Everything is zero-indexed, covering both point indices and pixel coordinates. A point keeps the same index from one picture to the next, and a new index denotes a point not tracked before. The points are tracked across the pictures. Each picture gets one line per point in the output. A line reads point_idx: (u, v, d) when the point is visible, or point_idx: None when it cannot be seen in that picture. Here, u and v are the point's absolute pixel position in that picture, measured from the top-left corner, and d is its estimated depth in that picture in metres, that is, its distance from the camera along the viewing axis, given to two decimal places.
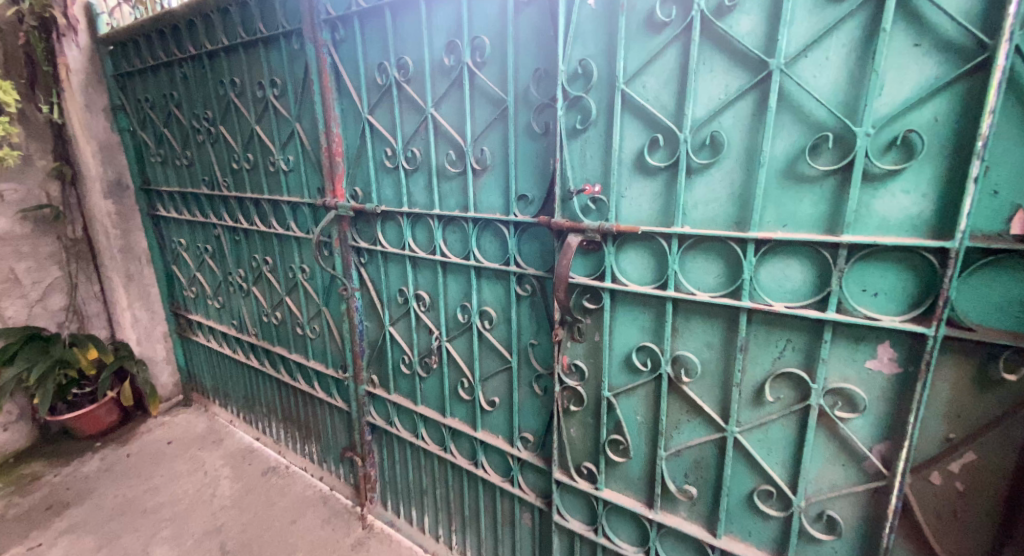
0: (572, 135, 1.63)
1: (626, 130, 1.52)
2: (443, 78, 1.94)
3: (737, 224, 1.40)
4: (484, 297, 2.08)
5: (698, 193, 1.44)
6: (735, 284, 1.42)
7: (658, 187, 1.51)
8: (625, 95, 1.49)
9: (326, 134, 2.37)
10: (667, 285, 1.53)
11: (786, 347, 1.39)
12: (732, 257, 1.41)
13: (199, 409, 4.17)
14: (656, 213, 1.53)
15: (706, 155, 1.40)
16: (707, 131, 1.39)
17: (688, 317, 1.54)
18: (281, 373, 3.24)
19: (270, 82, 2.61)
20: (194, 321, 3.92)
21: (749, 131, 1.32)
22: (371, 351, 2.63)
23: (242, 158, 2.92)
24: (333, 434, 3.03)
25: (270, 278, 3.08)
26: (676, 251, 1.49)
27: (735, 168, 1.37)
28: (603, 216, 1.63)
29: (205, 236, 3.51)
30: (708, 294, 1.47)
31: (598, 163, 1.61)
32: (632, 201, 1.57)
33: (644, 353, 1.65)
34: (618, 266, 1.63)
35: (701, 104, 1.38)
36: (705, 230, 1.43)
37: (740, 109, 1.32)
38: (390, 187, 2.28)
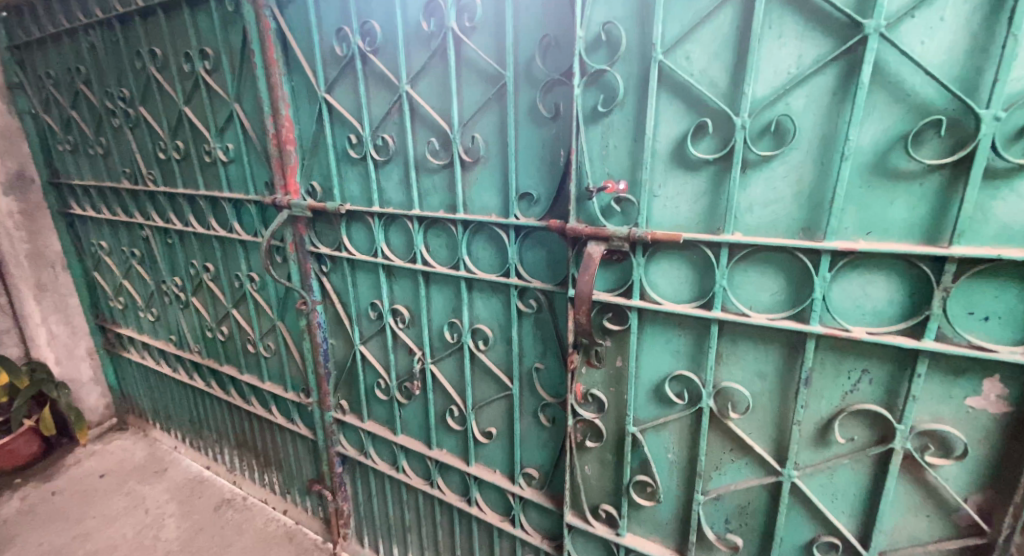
0: (591, 119, 1.33)
1: (663, 113, 1.23)
2: (419, 48, 1.58)
3: (804, 231, 1.13)
4: (476, 312, 1.75)
5: (755, 193, 1.17)
6: (801, 304, 1.16)
7: (702, 185, 1.23)
8: (663, 69, 1.19)
9: (274, 117, 1.95)
10: (712, 304, 1.26)
11: (862, 380, 1.14)
12: (797, 271, 1.15)
13: (138, 434, 3.67)
14: (698, 217, 1.26)
15: (769, 145, 1.13)
16: (770, 115, 1.11)
17: (736, 341, 1.27)
18: (231, 396, 2.82)
19: (200, 53, 2.15)
20: (125, 335, 3.40)
21: (828, 115, 1.05)
22: (338, 373, 2.26)
23: (171, 147, 2.45)
24: (297, 464, 2.65)
25: (213, 287, 2.64)
26: (725, 264, 1.21)
27: (806, 161, 1.10)
28: (630, 220, 1.34)
29: (130, 238, 3.00)
30: (765, 315, 1.21)
31: (624, 155, 1.32)
32: (668, 201, 1.29)
33: (678, 384, 1.38)
34: (647, 280, 1.35)
35: (764, 81, 1.10)
36: (763, 238, 1.16)
37: (817, 86, 1.05)
38: (356, 181, 1.90)
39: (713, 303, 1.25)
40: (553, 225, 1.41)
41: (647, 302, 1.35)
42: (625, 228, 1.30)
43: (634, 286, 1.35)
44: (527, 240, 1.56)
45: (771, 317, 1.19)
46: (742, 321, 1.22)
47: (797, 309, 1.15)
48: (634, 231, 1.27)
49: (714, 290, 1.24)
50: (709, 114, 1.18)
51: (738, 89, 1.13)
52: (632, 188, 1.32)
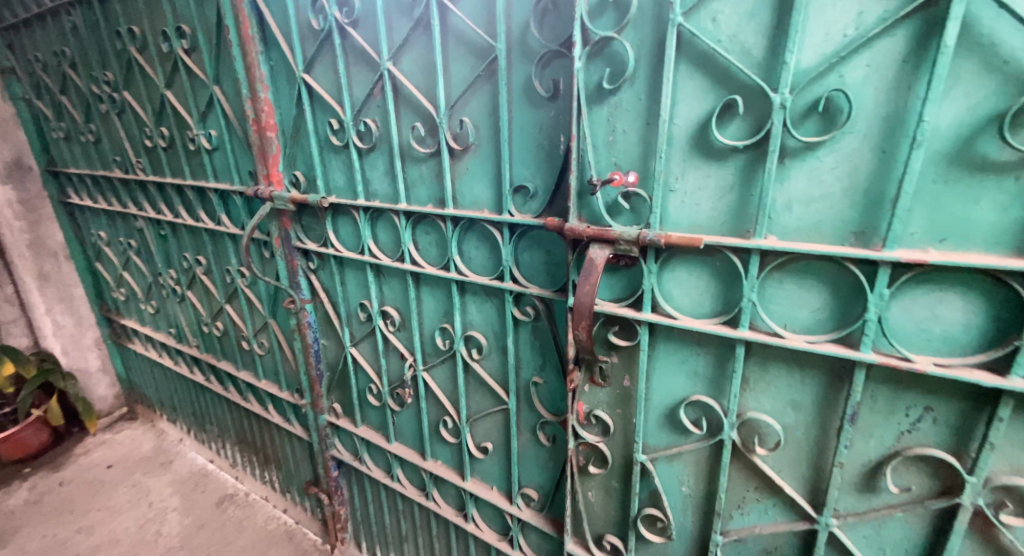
0: (596, 99, 1.12)
1: (682, 90, 1.02)
2: (401, 18, 1.38)
3: (856, 236, 0.91)
4: (469, 317, 1.58)
5: (795, 188, 0.95)
6: (849, 326, 0.95)
7: (729, 177, 1.02)
8: (683, 36, 0.98)
9: (253, 100, 1.78)
10: (738, 321, 1.05)
11: (924, 419, 0.93)
12: (843, 286, 0.94)
13: (146, 424, 3.64)
14: (724, 216, 1.04)
15: (814, 128, 0.91)
16: (817, 91, 0.89)
17: (766, 365, 1.06)
18: (229, 392, 2.74)
19: (177, 31, 1.99)
20: (128, 326, 3.35)
21: (894, 90, 0.83)
22: (330, 374, 2.12)
23: (156, 134, 2.32)
24: (295, 464, 2.55)
25: (206, 281, 2.52)
26: (755, 274, 1.00)
27: (862, 149, 0.88)
28: (640, 219, 1.14)
29: (127, 229, 2.91)
30: (804, 337, 0.99)
31: (634, 141, 1.10)
32: (686, 197, 1.07)
33: (695, 410, 1.18)
34: (661, 290, 1.15)
35: (810, 47, 0.88)
36: (805, 245, 0.95)
37: (881, 53, 0.83)
38: (340, 171, 1.73)
39: (739, 321, 1.05)
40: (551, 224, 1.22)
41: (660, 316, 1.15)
42: (635, 230, 1.10)
43: (645, 297, 1.15)
44: (523, 239, 1.37)
45: (811, 340, 0.98)
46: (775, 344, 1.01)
47: (843, 332, 0.94)
48: (645, 233, 1.07)
49: (741, 305, 1.03)
50: (739, 91, 0.96)
51: (777, 58, 0.91)
52: (643, 181, 1.11)
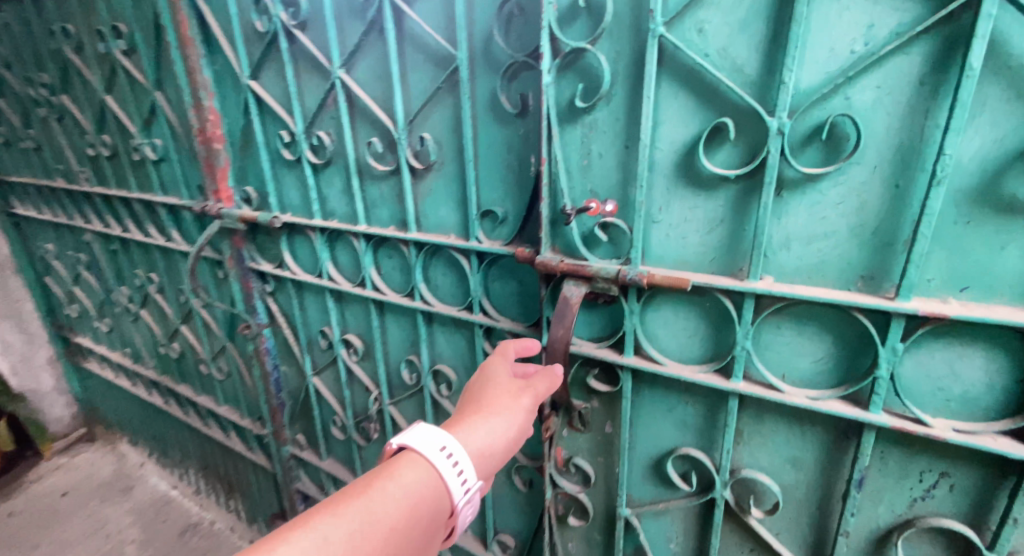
0: (568, 117, 0.99)
1: (665, 110, 0.89)
2: (354, 21, 1.23)
3: (864, 280, 0.79)
4: (437, 349, 1.44)
5: (794, 224, 0.83)
6: (856, 381, 0.83)
7: (719, 209, 0.89)
8: (665, 49, 0.85)
9: (196, 108, 1.61)
10: (731, 371, 0.93)
11: (940, 486, 0.82)
12: (850, 335, 0.83)
13: (106, 446, 3.44)
14: (713, 252, 0.92)
15: (816, 157, 0.79)
16: (819, 115, 0.77)
17: (762, 417, 0.95)
18: (190, 417, 2.56)
19: (114, 32, 1.81)
20: (83, 345, 3.15)
21: (909, 115, 0.71)
22: (293, 403, 1.97)
23: (98, 142, 2.13)
24: (260, 494, 2.39)
25: (159, 301, 2.34)
26: (749, 320, 0.88)
27: (872, 182, 0.76)
28: (620, 251, 1.01)
29: (75, 242, 2.70)
30: (805, 391, 0.88)
31: (613, 165, 0.97)
32: (671, 230, 0.95)
33: (683, 462, 1.07)
34: (644, 331, 1.02)
35: (812, 64, 0.75)
36: (805, 289, 0.83)
37: (894, 72, 0.70)
38: (295, 187, 1.56)
39: (732, 370, 0.93)
40: (521, 256, 1.09)
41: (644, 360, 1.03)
42: (614, 266, 0.97)
43: (626, 339, 1.03)
44: (493, 268, 1.24)
45: (814, 395, 0.86)
46: (772, 398, 0.90)
47: (850, 389, 0.82)
48: (625, 271, 0.95)
49: (733, 353, 0.91)
50: (730, 112, 0.83)
51: (774, 76, 0.79)
52: (624, 210, 0.98)
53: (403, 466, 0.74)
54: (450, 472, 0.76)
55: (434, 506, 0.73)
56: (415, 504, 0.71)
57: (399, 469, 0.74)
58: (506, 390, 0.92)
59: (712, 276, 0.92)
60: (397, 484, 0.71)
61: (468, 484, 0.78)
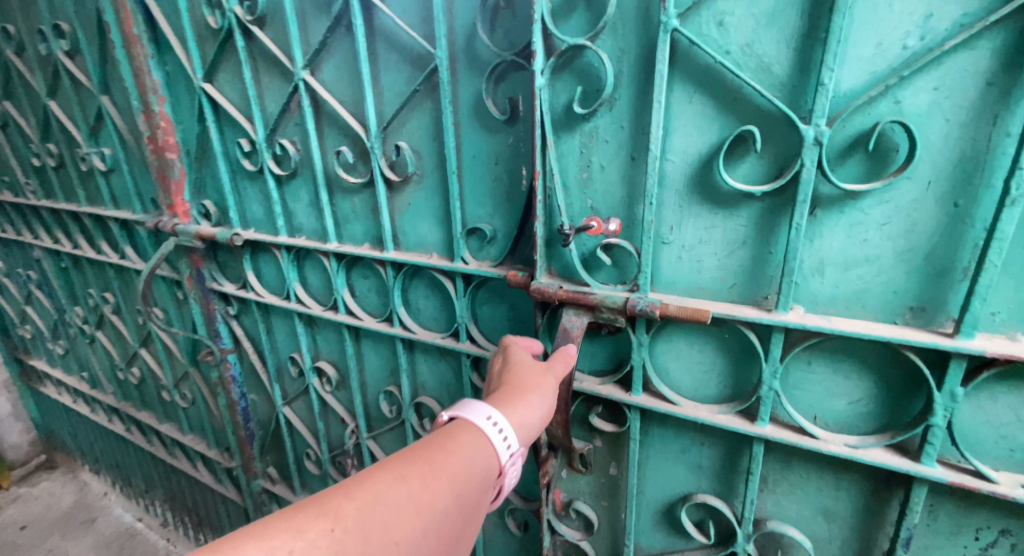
0: (564, 124, 0.87)
1: (677, 116, 0.77)
2: (318, 15, 1.09)
3: (914, 311, 0.70)
4: (420, 379, 1.30)
5: (829, 248, 0.73)
6: (902, 428, 0.73)
7: (740, 229, 0.78)
8: (677, 45, 0.74)
9: (145, 113, 1.44)
10: (755, 413, 0.82)
11: (999, 545, 0.72)
12: (894, 376, 0.73)
13: (66, 474, 3.20)
14: (734, 277, 0.80)
15: (856, 171, 0.69)
16: (862, 122, 0.66)
17: (791, 462, 0.84)
18: (154, 445, 2.37)
19: (55, 30, 1.63)
20: (38, 367, 2.93)
21: (972, 122, 0.61)
22: (264, 434, 1.81)
23: (43, 152, 1.94)
24: (231, 528, 2.21)
25: (115, 323, 2.15)
26: (777, 357, 0.77)
27: (924, 202, 0.66)
28: (626, 275, 0.89)
29: (24, 259, 2.49)
30: (843, 438, 0.77)
31: (617, 178, 0.85)
32: (684, 253, 0.83)
33: (697, 510, 0.96)
34: (655, 366, 0.91)
35: (855, 62, 0.65)
36: (845, 323, 0.72)
37: (955, 71, 0.60)
38: (258, 201, 1.41)
39: (757, 412, 0.82)
40: (512, 281, 0.96)
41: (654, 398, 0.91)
42: (621, 294, 0.85)
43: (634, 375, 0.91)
44: (481, 291, 1.11)
45: (854, 443, 0.76)
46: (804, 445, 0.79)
47: (898, 438, 0.72)
48: (634, 300, 0.83)
49: (758, 393, 0.80)
50: (754, 119, 0.72)
51: (809, 76, 0.67)
52: (630, 229, 0.87)
53: (448, 434, 0.67)
54: (493, 436, 0.68)
55: (483, 469, 0.66)
56: (463, 469, 0.64)
57: (440, 435, 0.67)
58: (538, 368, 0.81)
59: (733, 306, 0.80)
60: (439, 451, 0.64)
61: (514, 447, 0.70)
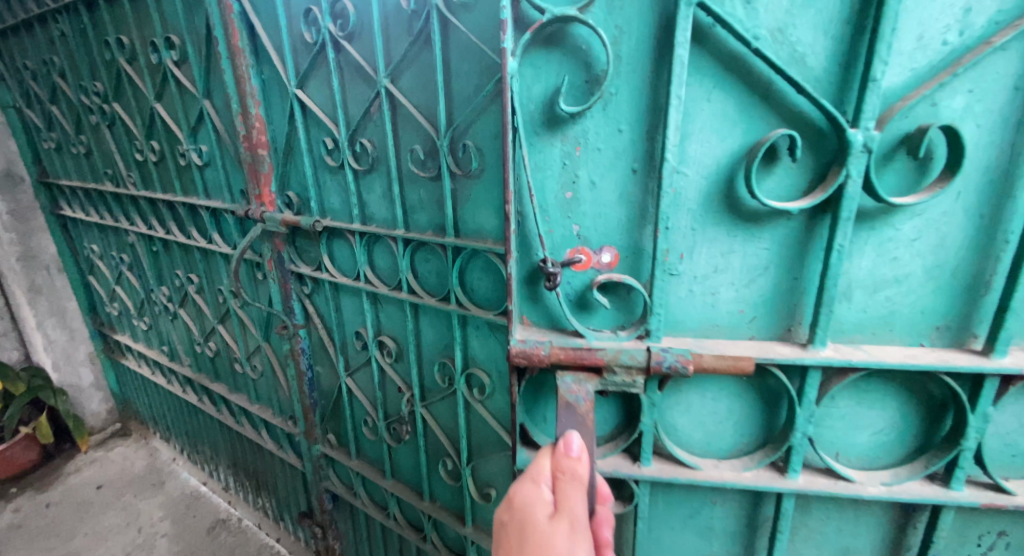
0: (547, 129, 1.00)
1: (698, 120, 0.91)
2: (402, 32, 1.27)
3: (939, 330, 0.91)
4: (471, 353, 1.45)
5: (863, 268, 0.90)
6: (919, 461, 0.99)
7: (762, 254, 0.95)
8: (710, 30, 0.85)
9: (243, 116, 1.67)
10: (788, 463, 1.04)
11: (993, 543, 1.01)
12: (919, 402, 0.97)
13: (139, 441, 3.51)
14: (746, 305, 0.99)
15: (893, 182, 0.85)
16: (904, 125, 0.82)
17: (811, 507, 1.09)
18: (223, 414, 2.62)
19: (166, 42, 1.88)
20: (121, 342, 3.25)
21: (997, 136, 0.80)
22: (326, 403, 2.00)
23: (146, 148, 2.21)
24: (289, 492, 2.42)
25: (197, 301, 2.42)
26: (812, 400, 0.97)
27: (949, 231, 0.86)
28: (627, 317, 1.07)
29: (119, 243, 2.81)
30: (876, 481, 1.00)
31: (612, 197, 1.00)
32: (710, 270, 0.98)
33: None
34: (669, 425, 1.11)
35: (901, 59, 0.80)
36: (883, 351, 0.92)
37: (989, 76, 0.78)
38: (336, 192, 1.60)
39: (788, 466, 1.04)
40: (513, 352, 1.03)
41: (672, 459, 1.12)
42: (638, 349, 1.00)
43: (647, 435, 1.09)
44: None
45: (890, 482, 0.99)
46: (844, 493, 1.01)
47: (935, 467, 0.96)
48: (660, 355, 0.98)
49: (793, 442, 1.01)
50: (786, 120, 0.87)
51: (854, 69, 0.82)
52: (631, 258, 1.03)
53: None
54: None
55: None
56: None
57: None
58: (549, 531, 0.75)
59: (770, 342, 0.99)
60: None
61: None
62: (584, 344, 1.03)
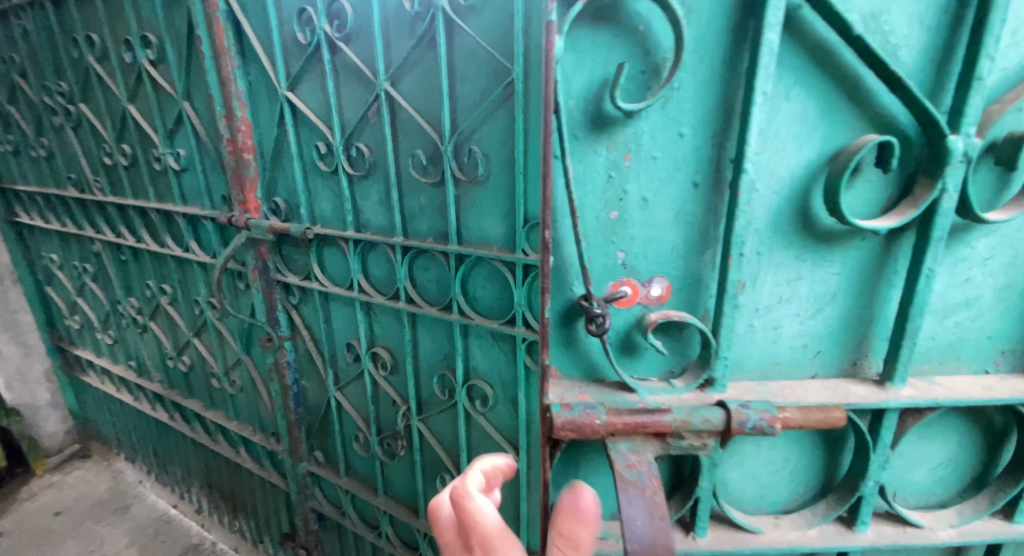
0: (589, 134, 0.93)
1: (778, 124, 0.90)
2: (403, 35, 1.23)
3: (1004, 354, 1.05)
4: (473, 364, 1.41)
5: (944, 288, 0.98)
6: (980, 495, 1.13)
7: (831, 279, 0.99)
8: (834, 50, 0.85)
9: (227, 118, 1.60)
10: (855, 511, 1.12)
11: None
12: (968, 439, 1.12)
13: (100, 463, 3.29)
14: (810, 340, 1.03)
15: (979, 193, 0.92)
16: (999, 132, 0.87)
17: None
18: (197, 432, 2.49)
19: (141, 40, 1.79)
20: (83, 357, 3.06)
21: None
22: (312, 419, 1.92)
23: (116, 152, 2.10)
24: (270, 513, 2.31)
25: (171, 313, 2.29)
26: (886, 443, 1.05)
27: (1009, 259, 0.97)
28: (677, 360, 1.05)
29: (82, 252, 2.65)
30: (938, 520, 1.13)
31: (667, 218, 0.96)
32: (779, 290, 1.00)
33: None
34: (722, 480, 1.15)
35: (1007, 52, 0.85)
36: (953, 380, 1.03)
37: None
38: (328, 198, 1.54)
39: (855, 517, 1.12)
40: (559, 424, 0.91)
41: (729, 523, 1.16)
42: (713, 410, 0.93)
43: (703, 501, 1.09)
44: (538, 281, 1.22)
45: (956, 522, 1.12)
46: (916, 539, 1.12)
47: (999, 499, 1.10)
48: (743, 415, 0.91)
49: (862, 491, 1.09)
50: (874, 124, 0.89)
51: (950, 60, 0.85)
52: (687, 289, 1.00)
53: None
54: None
55: None
56: None
57: None
58: None
59: (839, 382, 1.04)
60: None
61: None
62: (639, 402, 1.00)
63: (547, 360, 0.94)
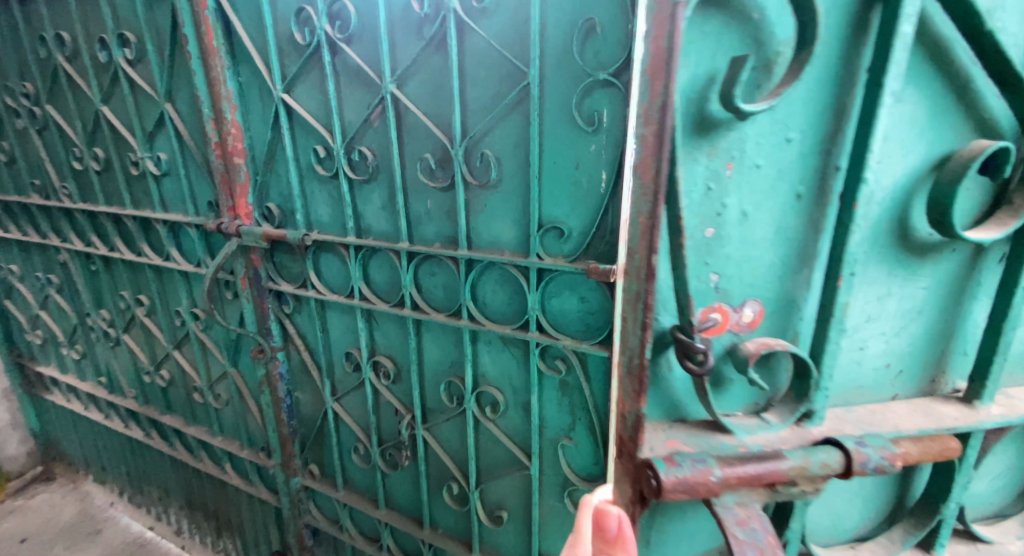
0: (697, 133, 0.72)
1: (891, 128, 0.77)
2: (409, 37, 1.21)
3: None
4: (482, 370, 1.39)
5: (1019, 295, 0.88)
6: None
7: (920, 291, 0.87)
8: (948, 44, 0.74)
9: (216, 121, 1.53)
10: (934, 536, 1.01)
11: None
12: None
13: (66, 486, 3.09)
14: (893, 358, 0.90)
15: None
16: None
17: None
18: (176, 450, 2.37)
19: (119, 39, 1.70)
20: (45, 374, 2.87)
21: None
22: (306, 431, 1.86)
23: (87, 156, 1.98)
24: (259, 530, 2.21)
25: (149, 325, 2.18)
26: (972, 464, 0.94)
27: None
28: (762, 392, 0.86)
29: (46, 263, 2.49)
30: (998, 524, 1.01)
31: (764, 234, 0.78)
32: (863, 309, 0.86)
33: None
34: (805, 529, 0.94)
35: None
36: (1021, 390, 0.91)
37: None
38: (325, 203, 1.50)
39: (933, 540, 1.01)
40: (668, 487, 0.66)
41: None
42: (827, 452, 0.73)
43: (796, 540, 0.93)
44: (551, 284, 1.22)
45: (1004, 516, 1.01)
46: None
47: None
48: (863, 456, 0.72)
49: (941, 516, 0.98)
50: (977, 129, 0.79)
51: None
52: (778, 313, 0.82)
53: None
54: None
55: None
56: None
57: None
58: None
59: (923, 401, 0.92)
60: None
61: None
62: (740, 447, 0.78)
63: (642, 407, 0.71)
